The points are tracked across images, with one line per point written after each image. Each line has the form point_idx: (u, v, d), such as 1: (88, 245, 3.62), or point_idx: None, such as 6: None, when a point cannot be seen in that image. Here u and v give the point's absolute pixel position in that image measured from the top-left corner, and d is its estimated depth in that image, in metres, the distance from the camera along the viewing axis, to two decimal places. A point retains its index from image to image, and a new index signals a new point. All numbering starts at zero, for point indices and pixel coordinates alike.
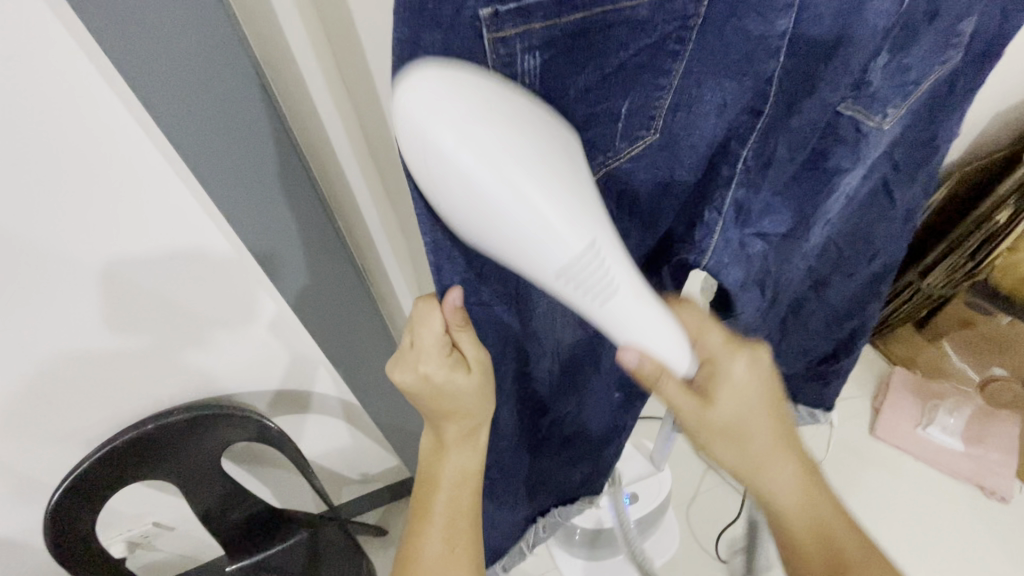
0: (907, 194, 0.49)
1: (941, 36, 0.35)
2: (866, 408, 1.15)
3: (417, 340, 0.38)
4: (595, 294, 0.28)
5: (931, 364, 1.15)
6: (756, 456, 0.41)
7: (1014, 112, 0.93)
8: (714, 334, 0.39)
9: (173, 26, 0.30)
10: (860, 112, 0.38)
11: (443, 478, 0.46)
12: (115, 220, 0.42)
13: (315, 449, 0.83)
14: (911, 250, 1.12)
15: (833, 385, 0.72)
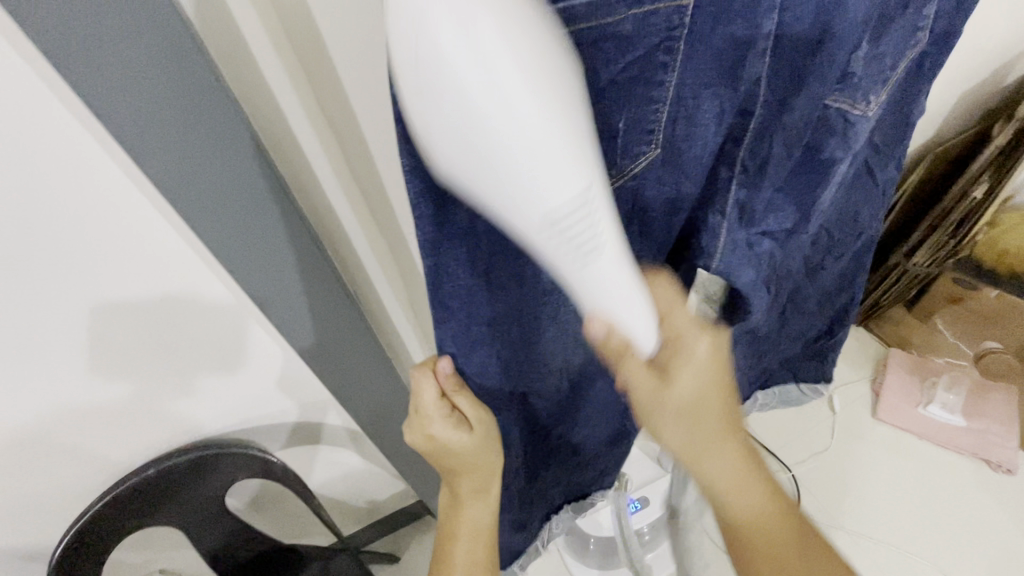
0: (888, 172, 0.50)
1: (908, 27, 0.36)
2: (866, 391, 1.15)
3: (418, 407, 0.42)
4: (578, 244, 0.26)
5: (924, 342, 1.16)
6: (701, 442, 0.43)
7: (975, 92, 0.96)
8: (682, 315, 0.39)
9: (152, 69, 0.29)
10: (844, 101, 0.38)
11: (459, 523, 0.50)
12: (104, 267, 0.41)
13: (322, 482, 0.81)
14: (894, 233, 1.14)
15: (831, 358, 0.73)
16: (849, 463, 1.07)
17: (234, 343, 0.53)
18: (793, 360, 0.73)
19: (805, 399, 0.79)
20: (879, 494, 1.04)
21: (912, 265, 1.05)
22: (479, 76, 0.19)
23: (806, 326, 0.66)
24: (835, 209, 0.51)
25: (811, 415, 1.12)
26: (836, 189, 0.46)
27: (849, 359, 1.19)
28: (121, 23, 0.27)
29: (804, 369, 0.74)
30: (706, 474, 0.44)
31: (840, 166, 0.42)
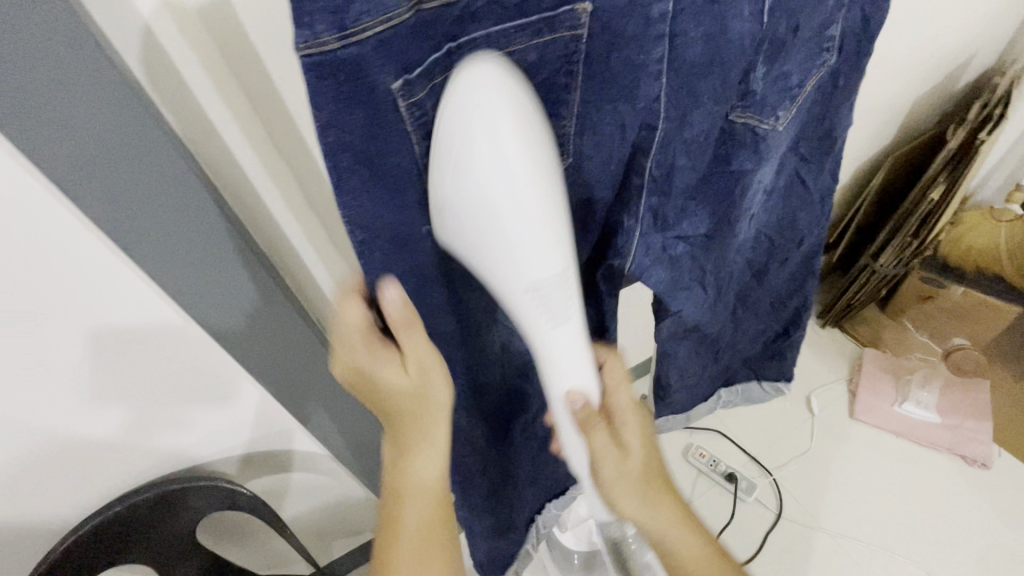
0: (820, 183, 0.52)
1: (810, 46, 0.38)
2: (843, 392, 1.16)
3: (342, 333, 0.36)
4: (548, 315, 0.33)
5: (896, 340, 1.18)
6: (651, 509, 0.46)
7: (928, 97, 1.00)
8: (625, 396, 0.46)
9: (69, 92, 0.29)
10: (753, 117, 0.39)
11: (405, 487, 0.42)
12: (83, 317, 0.41)
13: (300, 513, 0.80)
14: (861, 234, 1.17)
15: (790, 361, 0.74)
16: (829, 464, 1.08)
17: (208, 374, 0.51)
18: (750, 360, 0.75)
19: (767, 399, 0.80)
20: (861, 494, 1.05)
21: (879, 267, 1.07)
22: (495, 169, 0.27)
23: (757, 327, 0.68)
24: (770, 214, 0.53)
25: (791, 419, 1.13)
26: (762, 195, 0.48)
27: (826, 360, 1.21)
28: (48, 57, 0.28)
29: (765, 368, 0.76)
30: (666, 539, 0.47)
31: (757, 175, 0.44)
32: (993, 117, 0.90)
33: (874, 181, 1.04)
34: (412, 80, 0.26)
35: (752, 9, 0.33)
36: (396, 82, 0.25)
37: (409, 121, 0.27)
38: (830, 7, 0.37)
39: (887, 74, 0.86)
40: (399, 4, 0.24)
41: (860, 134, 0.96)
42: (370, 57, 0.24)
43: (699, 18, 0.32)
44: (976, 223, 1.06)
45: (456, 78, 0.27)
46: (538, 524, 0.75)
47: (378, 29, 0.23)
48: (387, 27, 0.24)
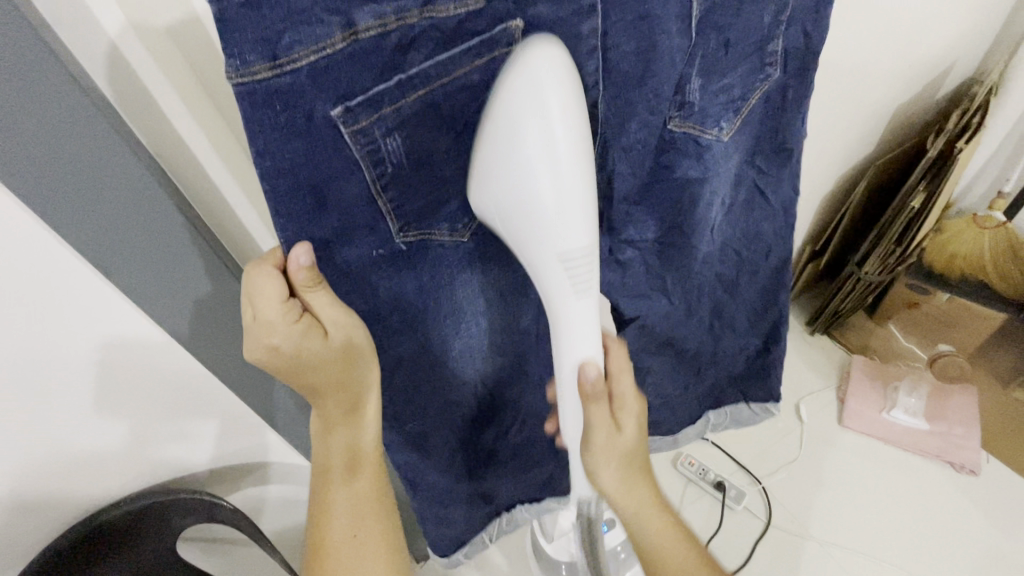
0: (777, 189, 0.55)
1: (749, 61, 0.41)
2: (832, 399, 1.17)
3: (255, 311, 0.34)
4: (575, 286, 0.33)
5: (884, 347, 1.19)
6: (636, 494, 0.46)
7: (907, 107, 1.01)
8: (629, 380, 0.44)
9: (45, 115, 0.31)
10: (694, 128, 0.41)
11: (334, 457, 0.42)
12: (43, 329, 0.39)
13: (283, 531, 0.79)
14: (848, 241, 1.17)
15: (775, 379, 0.73)
16: (819, 471, 1.08)
17: (192, 390, 0.51)
18: (739, 379, 0.74)
19: (755, 420, 0.79)
20: (851, 501, 1.05)
21: (863, 273, 1.07)
22: (544, 139, 0.28)
23: (737, 346, 0.69)
24: (733, 223, 0.56)
25: (780, 426, 1.13)
26: (720, 204, 0.50)
27: (813, 367, 1.21)
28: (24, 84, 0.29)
29: (752, 388, 0.75)
30: (642, 522, 0.48)
31: (704, 185, 0.45)
32: (972, 125, 0.92)
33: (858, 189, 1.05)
34: (353, 107, 0.28)
35: (677, 26, 0.35)
36: (334, 108, 0.27)
37: (354, 148, 0.29)
38: (766, 25, 0.40)
39: (868, 85, 0.87)
40: (330, 33, 0.26)
41: (843, 143, 0.97)
42: (307, 86, 0.26)
43: (626, 34, 0.34)
44: (960, 231, 1.06)
45: (405, 106, 0.29)
46: (503, 519, 0.76)
47: (310, 58, 0.26)
48: (319, 57, 0.26)
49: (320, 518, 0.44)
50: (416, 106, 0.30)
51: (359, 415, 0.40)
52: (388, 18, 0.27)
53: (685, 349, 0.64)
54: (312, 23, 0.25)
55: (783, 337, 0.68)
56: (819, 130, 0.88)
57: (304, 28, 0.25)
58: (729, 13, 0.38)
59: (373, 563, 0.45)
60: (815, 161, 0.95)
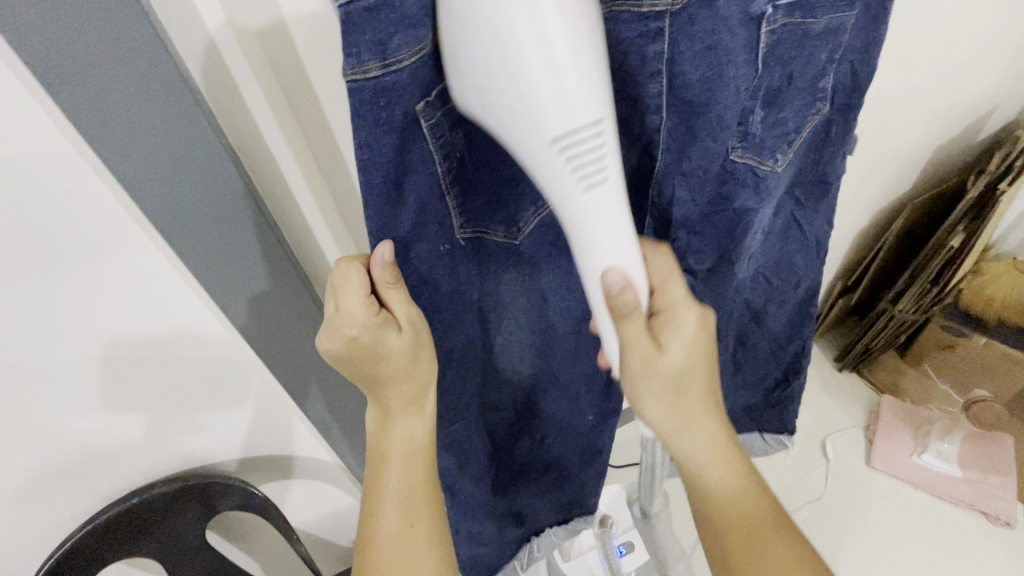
0: (816, 226, 0.57)
1: (809, 95, 0.43)
2: (860, 439, 1.14)
3: (337, 306, 0.37)
4: (579, 174, 0.29)
5: (916, 388, 1.16)
6: (680, 413, 0.45)
7: (947, 149, 1.02)
8: (674, 288, 0.43)
9: (144, 99, 0.33)
10: (752, 158, 0.43)
11: (393, 450, 0.44)
12: (113, 310, 0.43)
13: (306, 527, 0.80)
14: (878, 282, 1.18)
15: (791, 412, 0.78)
16: (845, 512, 1.05)
17: (239, 377, 0.53)
18: (753, 409, 0.78)
19: (768, 449, 0.83)
20: (878, 546, 1.01)
21: (897, 312, 1.06)
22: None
23: (757, 375, 0.73)
24: (767, 253, 0.58)
25: (806, 462, 1.11)
26: (762, 236, 0.53)
27: (842, 405, 1.19)
28: (131, 72, 0.32)
29: (766, 420, 0.80)
30: (681, 438, 0.46)
31: (758, 215, 0.47)
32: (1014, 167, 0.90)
33: (894, 229, 1.05)
34: (431, 101, 0.30)
35: (747, 58, 0.36)
36: (419, 103, 0.30)
37: (430, 141, 0.31)
38: (827, 58, 0.41)
39: (906, 122, 0.87)
40: (428, 35, 0.28)
41: (880, 179, 0.97)
42: (403, 85, 0.28)
43: (694, 62, 0.35)
44: (999, 274, 1.05)
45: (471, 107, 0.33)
46: (531, 545, 0.75)
47: (411, 59, 0.28)
48: (416, 56, 0.28)
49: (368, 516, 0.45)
50: None
51: (421, 405, 0.42)
52: None
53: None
54: (417, 28, 0.27)
55: (804, 372, 0.72)
56: (855, 164, 0.89)
57: (411, 31, 0.27)
58: (793, 47, 0.39)
59: (420, 553, 0.45)
60: (850, 195, 0.95)
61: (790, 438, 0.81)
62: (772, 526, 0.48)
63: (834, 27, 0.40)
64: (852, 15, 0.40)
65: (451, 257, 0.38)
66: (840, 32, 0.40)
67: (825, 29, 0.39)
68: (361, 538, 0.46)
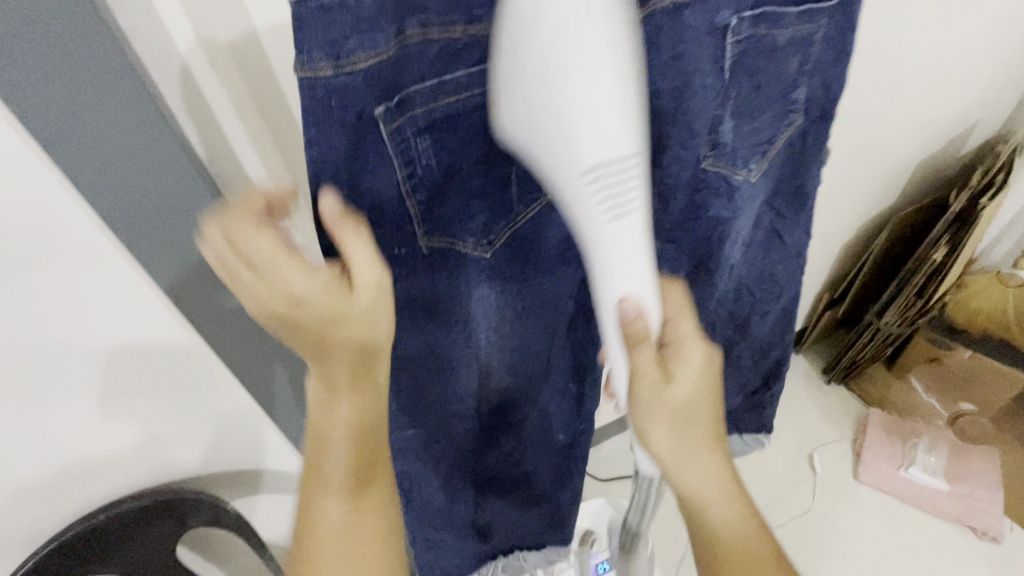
0: (795, 235, 0.56)
1: (779, 105, 0.43)
2: (847, 452, 1.14)
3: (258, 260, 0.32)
4: (606, 208, 0.31)
5: (902, 401, 1.16)
6: (688, 452, 0.44)
7: (930, 163, 1.03)
8: (686, 322, 0.43)
9: (106, 104, 0.33)
10: (724, 167, 0.43)
11: (336, 430, 0.39)
12: (77, 325, 0.41)
13: (281, 542, 0.79)
14: (864, 293, 1.18)
15: (769, 413, 0.79)
16: (832, 526, 1.04)
17: (216, 391, 0.52)
18: (735, 414, 0.78)
19: (746, 449, 0.84)
20: (865, 560, 1.00)
21: (884, 325, 1.07)
22: (564, 38, 0.26)
23: (738, 381, 0.72)
24: (748, 263, 0.57)
25: (793, 475, 1.10)
26: (742, 246, 0.52)
27: (828, 417, 1.19)
28: (92, 78, 0.32)
29: (745, 421, 0.79)
30: (685, 475, 0.45)
31: (733, 224, 0.47)
32: (996, 183, 0.92)
33: (879, 240, 1.05)
34: (391, 108, 0.30)
35: (711, 68, 0.37)
36: (377, 107, 0.29)
37: (388, 145, 0.31)
38: (796, 71, 0.41)
39: (887, 136, 0.88)
40: (386, 39, 0.28)
41: (864, 192, 0.98)
42: (359, 90, 0.28)
43: (663, 72, 0.35)
44: (984, 286, 1.04)
45: (434, 112, 0.32)
46: (504, 558, 0.74)
47: (368, 61, 0.27)
48: (374, 57, 0.27)
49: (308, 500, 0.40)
50: (451, 110, 0.32)
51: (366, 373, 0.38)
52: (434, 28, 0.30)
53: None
54: (375, 31, 0.27)
55: (783, 376, 0.73)
56: (839, 177, 0.89)
57: (368, 34, 0.27)
58: (760, 57, 0.39)
59: (370, 548, 0.41)
60: (833, 207, 0.95)
61: (768, 435, 0.82)
62: (768, 551, 0.48)
63: (800, 39, 0.40)
64: (821, 26, 0.40)
65: (412, 263, 0.38)
66: (807, 43, 0.40)
67: (791, 41, 0.39)
68: (299, 524, 0.41)
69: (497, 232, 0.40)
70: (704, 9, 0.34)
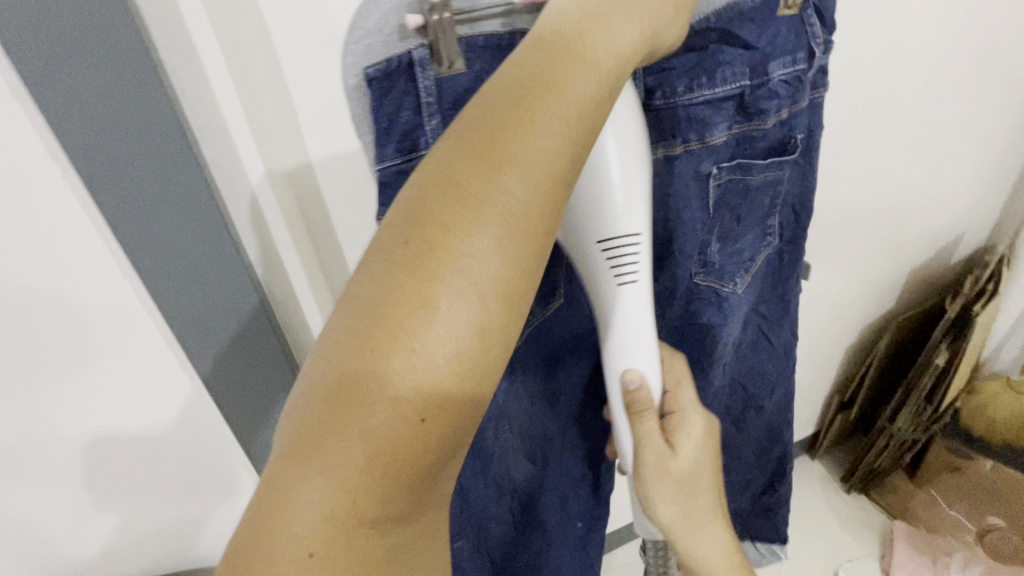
0: (783, 338, 0.60)
1: (758, 230, 0.48)
2: (876, 571, 1.08)
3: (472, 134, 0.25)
4: (616, 272, 0.36)
5: (928, 514, 1.10)
6: (689, 524, 0.45)
7: (921, 270, 1.07)
8: (686, 392, 0.45)
9: (150, 172, 0.39)
10: (714, 282, 0.48)
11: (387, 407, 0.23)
12: (105, 389, 0.47)
13: None
14: (876, 395, 1.18)
15: (781, 516, 0.78)
16: None
17: (212, 438, 0.54)
18: (744, 516, 0.78)
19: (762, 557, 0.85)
20: None
21: (897, 430, 1.05)
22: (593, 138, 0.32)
23: (744, 481, 0.73)
24: (741, 363, 0.61)
25: None
26: (732, 347, 0.56)
27: (853, 531, 1.14)
28: (144, 149, 0.38)
29: (758, 526, 0.80)
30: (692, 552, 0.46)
31: (724, 330, 0.51)
32: (986, 292, 0.96)
33: (882, 345, 1.07)
34: None
35: (698, 206, 0.42)
36: None
37: None
38: (769, 203, 0.47)
39: (874, 249, 0.94)
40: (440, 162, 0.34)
41: (861, 299, 1.02)
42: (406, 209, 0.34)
43: (656, 205, 0.41)
44: (995, 393, 1.04)
45: None
46: None
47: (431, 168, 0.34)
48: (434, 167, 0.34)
49: (453, 442, 0.25)
50: None
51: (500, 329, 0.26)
52: None
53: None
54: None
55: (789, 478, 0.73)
56: (833, 290, 0.95)
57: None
58: (738, 196, 0.44)
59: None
60: (832, 314, 0.99)
61: (784, 546, 0.82)
62: None
63: (771, 181, 0.45)
64: (788, 169, 0.46)
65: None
66: (778, 184, 0.46)
67: (765, 182, 0.45)
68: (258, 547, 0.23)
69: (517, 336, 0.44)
70: (691, 160, 0.40)
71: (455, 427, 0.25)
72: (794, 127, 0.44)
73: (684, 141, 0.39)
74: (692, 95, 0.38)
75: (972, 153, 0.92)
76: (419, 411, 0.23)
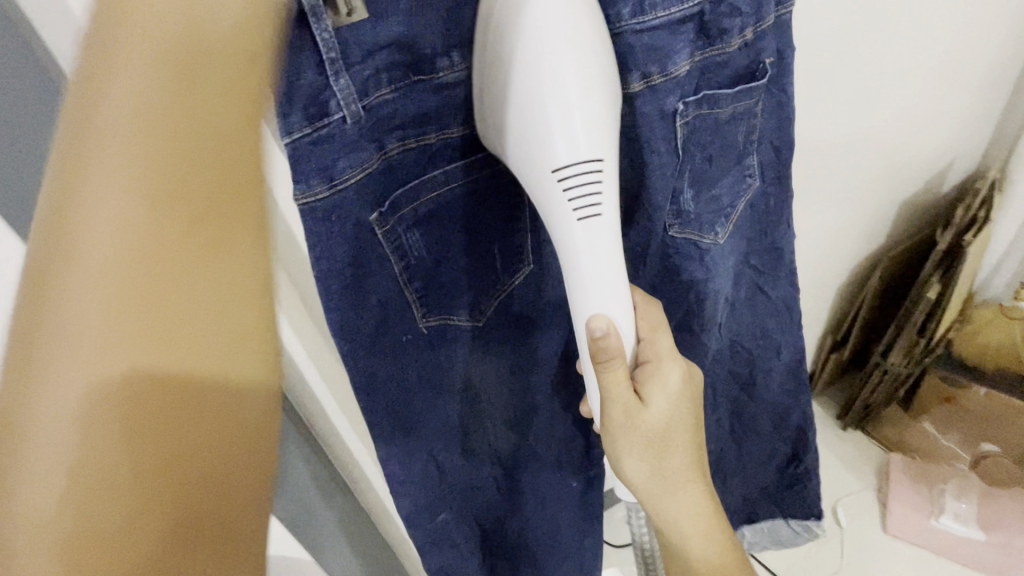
0: (779, 288, 0.57)
1: (737, 173, 0.45)
2: (874, 502, 1.10)
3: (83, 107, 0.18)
4: (579, 207, 0.32)
5: (923, 445, 1.12)
6: (668, 477, 0.44)
7: (914, 201, 1.05)
8: (663, 338, 0.42)
9: None
10: (692, 233, 0.45)
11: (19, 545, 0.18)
12: None
13: None
14: (872, 329, 1.16)
15: (810, 486, 0.78)
16: None
17: None
18: (770, 491, 0.79)
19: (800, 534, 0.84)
20: None
21: (889, 365, 1.05)
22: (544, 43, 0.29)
23: (764, 452, 0.73)
24: (738, 321, 0.59)
25: (818, 532, 1.07)
26: (725, 303, 0.54)
27: (850, 465, 1.16)
28: None
29: (787, 499, 0.80)
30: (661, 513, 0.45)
31: (710, 283, 0.49)
32: (977, 220, 0.93)
33: (873, 282, 1.05)
34: (387, 211, 0.34)
35: (665, 149, 0.39)
36: (374, 214, 0.34)
37: (382, 238, 0.35)
38: (744, 140, 0.44)
39: (869, 180, 0.91)
40: (370, 156, 0.32)
41: (851, 238, 1.00)
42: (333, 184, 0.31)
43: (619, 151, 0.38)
44: (988, 320, 1.02)
45: (421, 209, 0.36)
46: None
47: (358, 177, 0.32)
48: (363, 173, 0.32)
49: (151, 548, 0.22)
50: (432, 207, 0.37)
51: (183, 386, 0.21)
52: (410, 138, 0.34)
53: (708, 456, 0.70)
54: (357, 152, 0.31)
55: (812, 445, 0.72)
56: (825, 225, 0.92)
57: (352, 155, 0.31)
58: (707, 133, 0.41)
59: None
60: (824, 250, 0.97)
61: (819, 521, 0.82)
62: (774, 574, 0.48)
63: (741, 113, 0.42)
64: (759, 98, 0.43)
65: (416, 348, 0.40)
66: (749, 116, 0.43)
67: (734, 116, 0.42)
68: None
69: (486, 304, 0.43)
70: (652, 97, 0.37)
71: (137, 525, 0.21)
72: (761, 51, 0.40)
73: (645, 76, 0.35)
74: (642, 19, 0.33)
75: (963, 74, 0.88)
76: (67, 531, 0.19)
